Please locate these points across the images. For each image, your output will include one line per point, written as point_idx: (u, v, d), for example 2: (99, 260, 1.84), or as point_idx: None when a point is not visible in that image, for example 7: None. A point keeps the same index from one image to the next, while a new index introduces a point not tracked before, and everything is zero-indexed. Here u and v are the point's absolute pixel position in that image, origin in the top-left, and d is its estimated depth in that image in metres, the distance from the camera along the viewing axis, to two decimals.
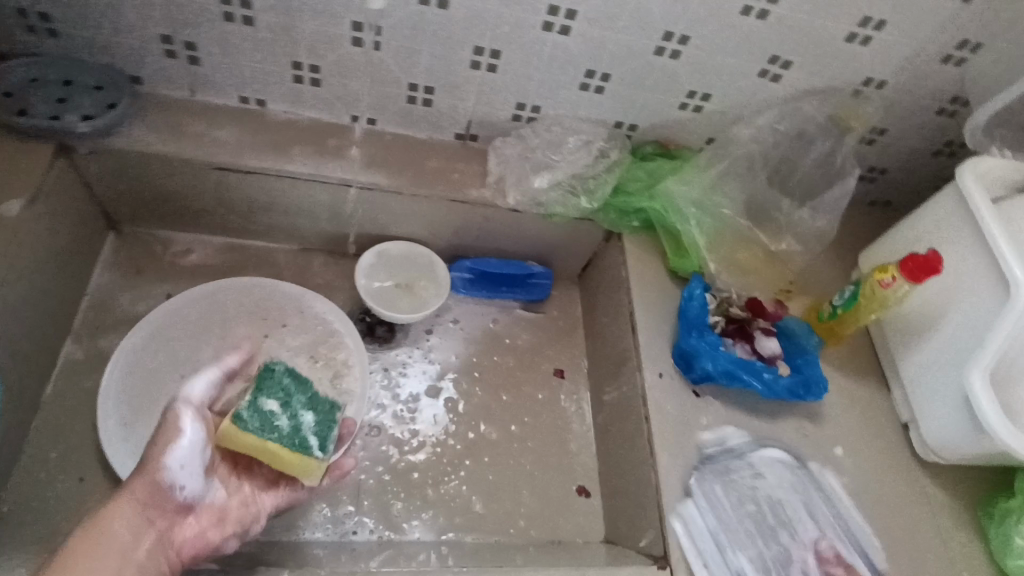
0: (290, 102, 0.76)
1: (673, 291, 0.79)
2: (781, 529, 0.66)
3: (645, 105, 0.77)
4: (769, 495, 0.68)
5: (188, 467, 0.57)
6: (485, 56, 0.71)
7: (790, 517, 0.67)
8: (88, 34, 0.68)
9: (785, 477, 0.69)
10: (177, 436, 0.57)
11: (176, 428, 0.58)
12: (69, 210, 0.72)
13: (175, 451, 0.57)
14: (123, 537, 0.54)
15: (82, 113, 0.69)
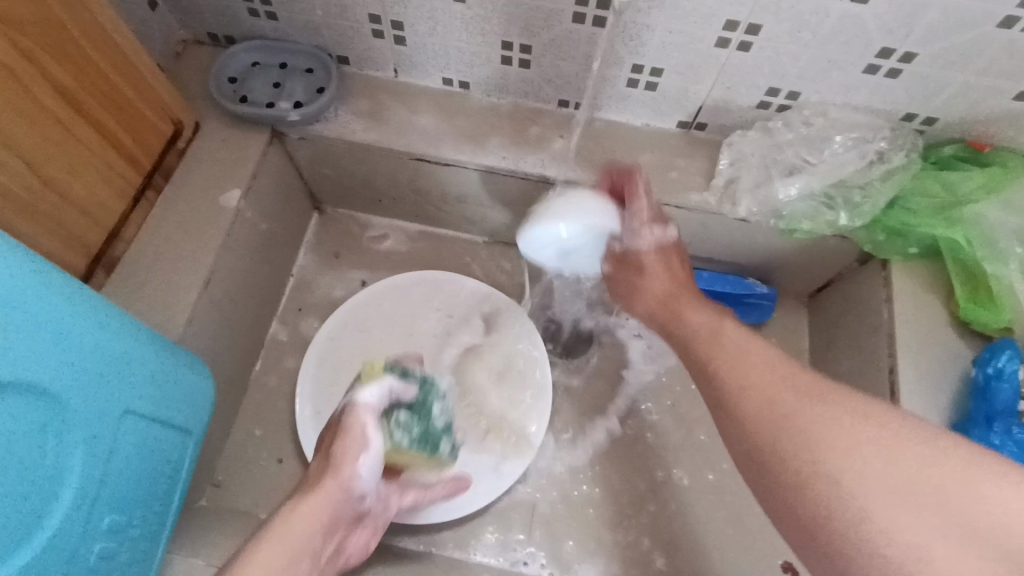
0: (494, 84, 0.68)
1: (958, 347, 0.59)
2: None
3: (960, 92, 0.56)
4: None
5: (373, 472, 0.49)
6: (739, 32, 0.55)
7: None
8: (301, 16, 0.65)
9: None
10: (362, 447, 0.48)
11: (358, 436, 0.48)
12: (280, 196, 0.73)
13: (364, 458, 0.48)
14: (314, 543, 0.46)
15: (295, 100, 0.67)
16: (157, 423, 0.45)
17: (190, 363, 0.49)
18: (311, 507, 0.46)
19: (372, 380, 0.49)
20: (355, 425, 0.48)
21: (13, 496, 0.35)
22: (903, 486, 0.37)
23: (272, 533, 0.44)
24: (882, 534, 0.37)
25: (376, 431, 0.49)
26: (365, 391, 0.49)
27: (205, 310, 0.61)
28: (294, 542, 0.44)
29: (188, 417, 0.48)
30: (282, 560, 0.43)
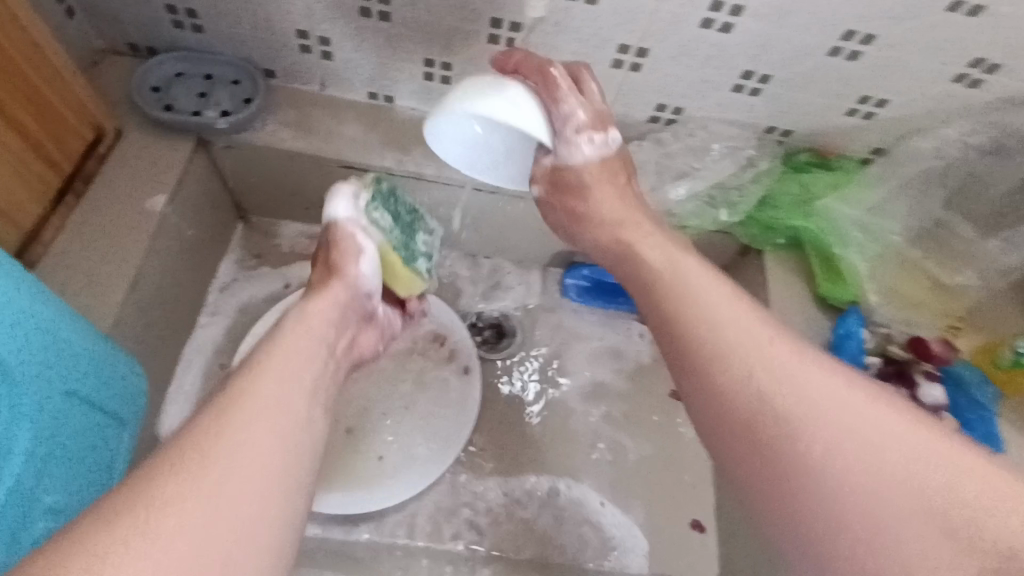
0: (417, 98, 0.74)
1: (821, 320, 0.70)
2: None
3: (807, 110, 0.68)
4: None
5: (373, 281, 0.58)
6: (630, 55, 0.64)
7: None
8: (228, 29, 0.68)
9: None
10: (357, 252, 0.57)
11: (352, 244, 0.57)
12: (205, 203, 0.73)
13: (364, 261, 0.57)
14: (325, 332, 0.51)
15: (221, 109, 0.69)
16: (92, 407, 0.49)
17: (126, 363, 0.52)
18: (320, 305, 0.54)
19: (337, 195, 0.58)
20: (343, 235, 0.57)
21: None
22: (892, 466, 0.39)
23: (279, 338, 0.49)
24: (882, 520, 0.37)
25: (365, 236, 0.58)
26: (336, 208, 0.57)
27: (130, 312, 0.61)
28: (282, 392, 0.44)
29: (125, 407, 0.52)
30: (301, 355, 0.48)
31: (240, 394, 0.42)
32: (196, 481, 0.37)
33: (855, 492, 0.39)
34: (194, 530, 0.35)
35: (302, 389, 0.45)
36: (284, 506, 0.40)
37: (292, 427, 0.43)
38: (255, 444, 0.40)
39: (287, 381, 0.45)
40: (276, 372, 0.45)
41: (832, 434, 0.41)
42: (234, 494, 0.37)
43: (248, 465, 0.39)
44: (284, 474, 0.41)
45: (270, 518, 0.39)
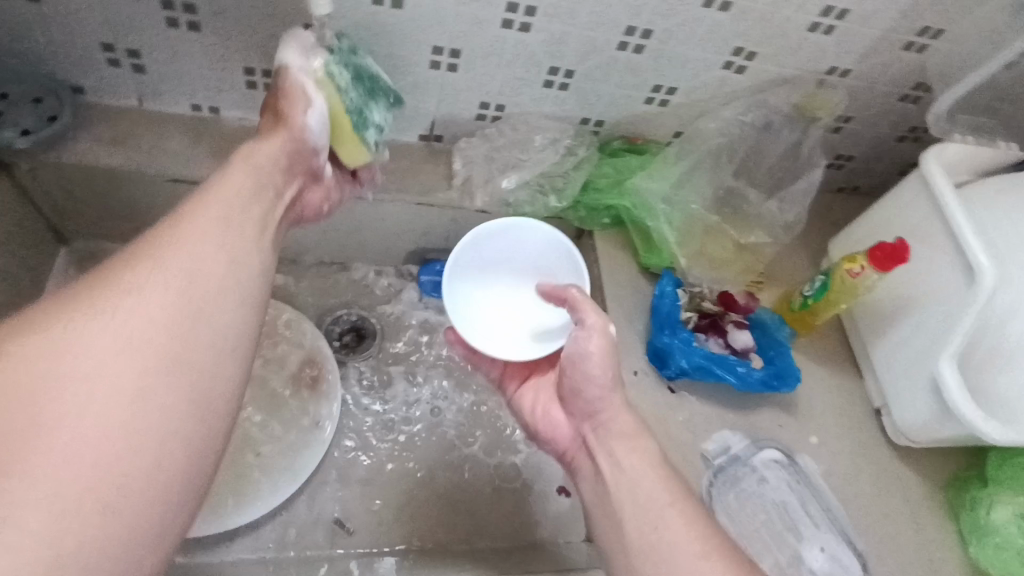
0: (244, 108, 0.74)
1: (644, 287, 0.79)
2: (776, 539, 0.67)
3: (611, 101, 0.76)
4: (775, 501, 0.69)
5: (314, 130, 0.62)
6: (444, 56, 0.69)
7: (773, 503, 0.69)
8: (21, 45, 0.65)
9: (771, 469, 0.71)
10: (307, 104, 0.62)
11: (302, 95, 0.61)
12: (13, 229, 0.69)
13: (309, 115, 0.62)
14: (243, 224, 0.52)
15: (22, 128, 0.65)
16: None
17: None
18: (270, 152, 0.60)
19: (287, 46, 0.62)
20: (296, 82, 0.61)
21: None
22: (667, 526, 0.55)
23: (189, 214, 0.50)
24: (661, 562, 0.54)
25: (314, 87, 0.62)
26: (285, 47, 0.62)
27: None
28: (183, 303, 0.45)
29: None
30: (218, 235, 0.50)
31: (145, 264, 0.45)
32: (97, 346, 0.40)
33: (665, 557, 0.54)
34: (94, 404, 0.38)
35: (214, 266, 0.48)
36: (194, 379, 0.43)
37: (199, 304, 0.46)
38: (156, 317, 0.43)
39: (197, 259, 0.47)
40: (183, 249, 0.47)
41: (648, 513, 0.57)
42: (136, 360, 0.41)
43: (147, 336, 0.42)
44: (190, 348, 0.44)
45: (179, 391, 0.42)
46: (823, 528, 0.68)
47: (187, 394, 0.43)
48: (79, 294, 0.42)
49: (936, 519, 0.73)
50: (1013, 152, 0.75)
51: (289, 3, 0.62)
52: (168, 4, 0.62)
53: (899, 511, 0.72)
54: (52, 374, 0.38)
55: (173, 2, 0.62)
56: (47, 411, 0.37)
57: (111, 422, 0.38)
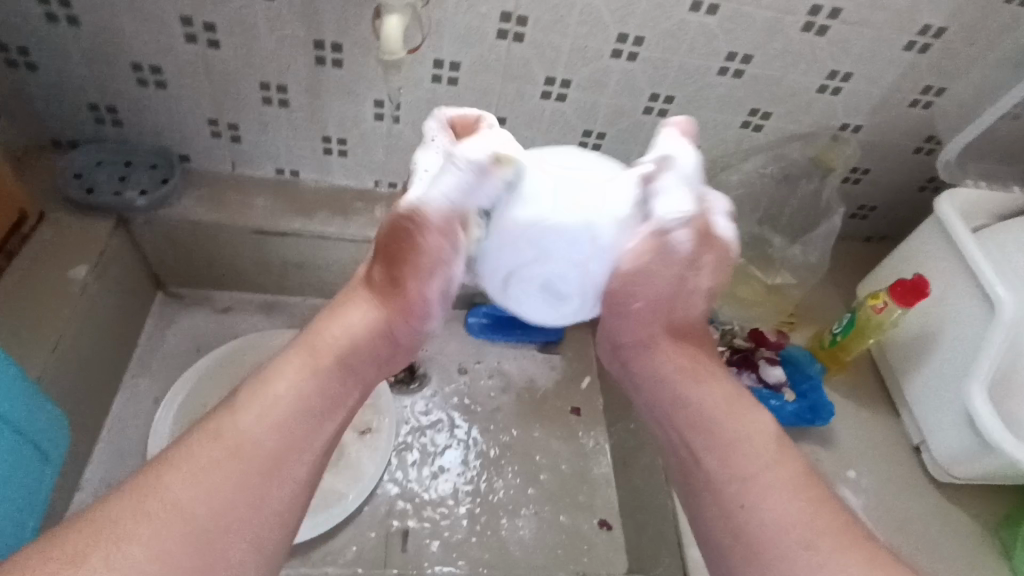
0: (319, 171, 0.85)
1: None
2: None
3: (640, 158, 0.85)
4: None
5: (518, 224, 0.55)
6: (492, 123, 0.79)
7: None
8: (145, 122, 0.78)
9: None
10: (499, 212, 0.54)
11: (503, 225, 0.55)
12: (123, 275, 0.80)
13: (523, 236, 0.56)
14: (369, 345, 0.52)
15: (141, 188, 0.78)
16: (41, 456, 0.60)
17: (61, 411, 0.64)
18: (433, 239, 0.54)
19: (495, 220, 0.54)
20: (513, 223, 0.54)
21: (14, 509, 0.57)
22: (763, 520, 0.49)
23: (306, 345, 0.50)
24: (773, 557, 0.47)
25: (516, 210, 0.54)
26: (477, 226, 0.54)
27: (53, 368, 0.67)
28: (289, 387, 0.47)
29: (53, 446, 0.61)
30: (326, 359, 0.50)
31: (223, 419, 0.45)
32: (213, 461, 0.43)
33: (772, 528, 0.48)
34: (210, 476, 0.42)
35: (303, 403, 0.48)
36: (263, 493, 0.43)
37: (291, 435, 0.46)
38: (242, 438, 0.44)
39: (285, 401, 0.47)
40: (285, 382, 0.48)
41: (769, 495, 0.50)
42: (211, 486, 0.42)
43: (248, 450, 0.44)
44: (277, 459, 0.45)
45: (263, 503, 0.43)
46: None
47: (290, 452, 0.45)
48: (218, 413, 0.46)
49: (986, 558, 0.72)
50: None
51: (363, 83, 0.74)
52: (265, 86, 0.75)
53: (944, 549, 0.72)
54: (161, 487, 0.41)
55: (270, 85, 0.75)
56: (156, 512, 0.40)
57: (168, 520, 0.40)
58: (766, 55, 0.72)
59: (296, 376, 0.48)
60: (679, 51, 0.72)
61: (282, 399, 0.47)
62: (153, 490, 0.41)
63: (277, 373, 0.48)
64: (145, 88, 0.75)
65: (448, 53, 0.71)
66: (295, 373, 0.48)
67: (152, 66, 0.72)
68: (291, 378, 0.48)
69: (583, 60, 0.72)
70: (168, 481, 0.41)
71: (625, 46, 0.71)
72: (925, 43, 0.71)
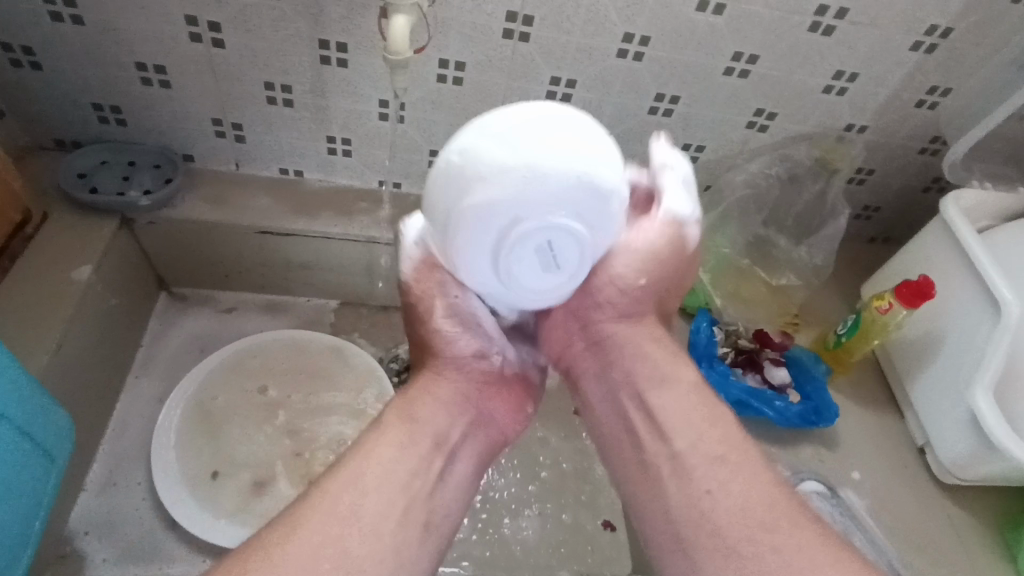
0: (324, 171, 0.85)
1: (681, 325, 0.85)
2: None
3: (645, 158, 0.84)
4: None
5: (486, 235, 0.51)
6: None
7: None
8: (149, 122, 0.78)
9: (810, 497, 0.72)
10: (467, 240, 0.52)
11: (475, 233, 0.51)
12: (126, 275, 0.80)
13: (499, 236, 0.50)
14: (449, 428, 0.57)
15: (144, 189, 0.78)
16: (47, 455, 0.61)
17: (66, 410, 0.64)
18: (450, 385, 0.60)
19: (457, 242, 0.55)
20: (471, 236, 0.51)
21: (20, 510, 0.57)
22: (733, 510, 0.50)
23: (396, 419, 0.55)
24: (747, 548, 0.48)
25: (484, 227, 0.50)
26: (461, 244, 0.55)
27: (57, 368, 0.67)
28: (392, 467, 0.51)
29: (58, 444, 0.62)
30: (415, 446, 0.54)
31: (340, 485, 0.49)
32: (328, 530, 0.46)
33: (745, 517, 0.49)
34: (335, 550, 0.45)
35: (403, 476, 0.51)
36: (384, 560, 0.47)
37: (397, 501, 0.50)
38: (363, 522, 0.47)
39: (385, 473, 0.51)
40: (381, 455, 0.52)
41: (744, 500, 0.51)
42: (329, 554, 0.45)
43: (361, 522, 0.47)
44: (388, 531, 0.48)
45: (379, 569, 0.46)
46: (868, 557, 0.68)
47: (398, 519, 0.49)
48: (321, 484, 0.49)
49: (990, 560, 0.72)
50: None
51: (368, 82, 0.74)
52: (270, 86, 0.75)
53: (948, 550, 0.72)
54: (276, 555, 0.44)
55: (274, 85, 0.74)
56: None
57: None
58: (772, 55, 0.72)
59: (385, 449, 0.52)
60: (685, 51, 0.71)
61: (383, 467, 0.51)
62: (269, 560, 0.43)
63: (377, 442, 0.53)
64: (149, 87, 0.74)
65: (453, 53, 0.71)
66: (383, 447, 0.52)
67: (157, 66, 0.72)
68: (379, 453, 0.52)
69: (589, 60, 0.72)
70: (277, 550, 0.44)
71: (631, 46, 0.71)
72: (931, 44, 0.71)
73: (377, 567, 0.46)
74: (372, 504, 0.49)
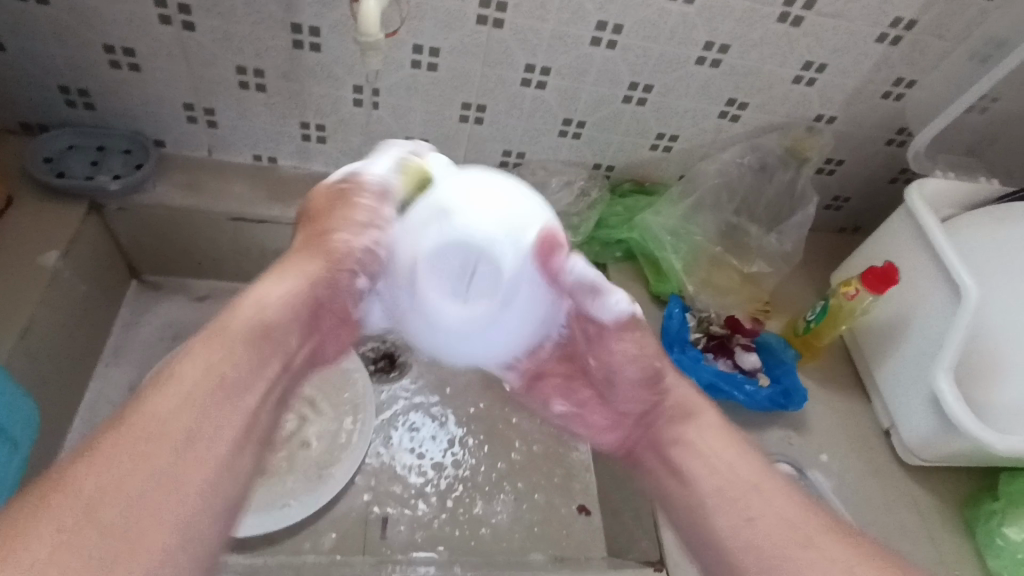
0: (299, 157, 0.85)
1: (655, 312, 0.86)
2: None
3: (620, 147, 0.85)
4: None
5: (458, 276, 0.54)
6: (472, 110, 0.79)
7: None
8: (119, 106, 0.77)
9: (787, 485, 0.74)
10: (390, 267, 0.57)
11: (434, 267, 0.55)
12: (96, 262, 0.79)
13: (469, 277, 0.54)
14: (280, 318, 0.54)
15: (114, 174, 0.77)
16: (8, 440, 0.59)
17: (29, 394, 0.62)
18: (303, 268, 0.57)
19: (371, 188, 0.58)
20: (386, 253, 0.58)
21: None
22: (767, 527, 0.53)
23: (215, 330, 0.50)
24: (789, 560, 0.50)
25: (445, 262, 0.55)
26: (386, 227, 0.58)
27: (24, 354, 0.66)
28: (199, 362, 0.47)
29: (19, 429, 0.60)
30: (212, 342, 0.49)
31: (144, 407, 0.44)
32: (134, 442, 0.41)
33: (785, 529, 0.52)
34: (124, 463, 0.41)
35: (216, 385, 0.47)
36: (198, 452, 0.44)
37: (211, 406, 0.46)
38: (170, 412, 0.44)
39: (199, 372, 0.47)
40: (175, 372, 0.46)
41: (724, 499, 0.56)
42: (139, 470, 0.41)
43: (165, 421, 0.43)
44: (195, 421, 0.45)
45: (193, 466, 0.43)
46: None
47: (206, 413, 0.46)
48: (117, 417, 0.43)
49: (951, 538, 0.74)
50: (995, 186, 0.81)
51: (342, 68, 0.74)
52: (242, 70, 0.74)
53: (911, 529, 0.74)
54: (83, 498, 0.38)
55: (247, 69, 0.74)
56: (65, 513, 0.37)
57: (101, 517, 0.38)
58: (743, 45, 0.73)
59: (188, 362, 0.47)
60: (657, 40, 0.72)
61: (182, 374, 0.46)
62: (62, 497, 0.38)
63: (169, 371, 0.46)
64: (118, 70, 0.73)
65: (428, 39, 0.71)
66: (185, 361, 0.47)
67: (125, 48, 0.71)
68: (181, 371, 0.46)
69: (563, 47, 0.73)
70: (82, 484, 0.39)
71: (605, 34, 0.72)
72: (896, 36, 0.73)
73: (201, 471, 0.43)
74: (188, 412, 0.45)
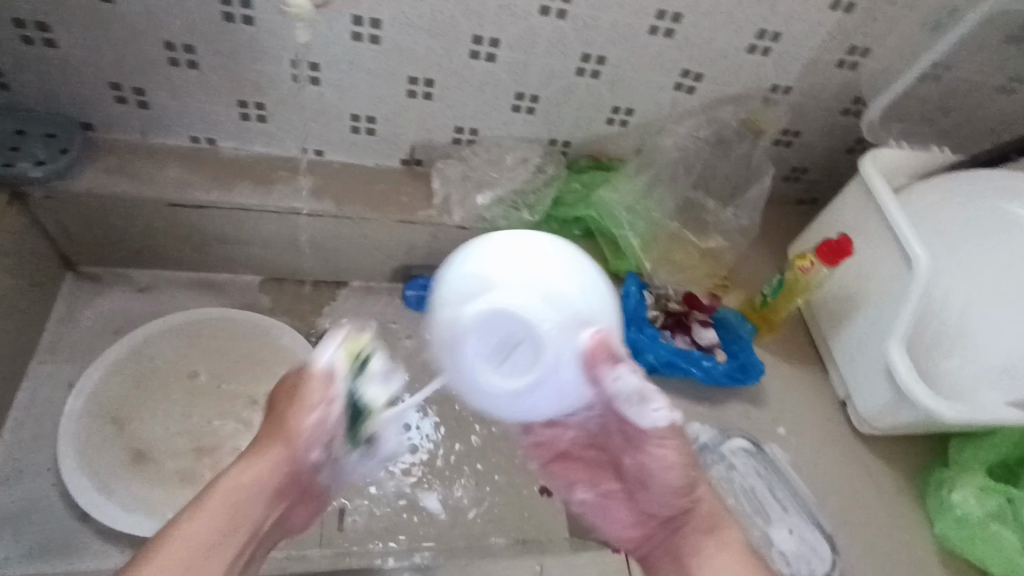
0: (239, 139, 0.81)
1: (614, 291, 0.85)
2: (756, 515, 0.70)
3: (575, 122, 0.83)
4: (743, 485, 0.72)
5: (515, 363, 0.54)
6: (420, 85, 0.76)
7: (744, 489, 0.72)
8: (38, 86, 0.72)
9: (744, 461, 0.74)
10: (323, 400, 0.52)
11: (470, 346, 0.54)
12: (23, 254, 0.74)
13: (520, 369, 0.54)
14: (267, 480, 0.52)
15: (36, 159, 0.72)
16: None
17: None
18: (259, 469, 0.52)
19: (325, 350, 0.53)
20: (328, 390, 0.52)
21: None
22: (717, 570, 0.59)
23: (227, 494, 0.51)
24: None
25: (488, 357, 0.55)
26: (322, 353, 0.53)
27: None
28: (239, 506, 0.51)
29: None
30: (218, 513, 0.50)
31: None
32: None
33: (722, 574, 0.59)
34: None
35: (218, 532, 0.49)
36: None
37: (224, 544, 0.49)
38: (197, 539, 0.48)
39: (223, 510, 0.50)
40: (189, 526, 0.48)
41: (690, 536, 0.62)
42: None
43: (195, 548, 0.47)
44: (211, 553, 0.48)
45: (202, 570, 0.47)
46: (789, 511, 0.71)
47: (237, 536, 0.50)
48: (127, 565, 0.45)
49: (903, 504, 0.76)
50: (947, 155, 0.81)
51: (277, 42, 0.70)
52: (171, 46, 0.69)
53: (865, 497, 0.75)
54: None
55: (176, 44, 0.69)
56: None
57: None
58: (695, 13, 0.71)
59: (193, 521, 0.48)
60: (607, 9, 0.70)
61: (193, 533, 0.48)
62: None
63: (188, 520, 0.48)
64: (33, 46, 0.68)
65: (368, 10, 0.68)
66: (196, 514, 0.49)
67: (38, 22, 0.66)
68: (190, 522, 0.48)
69: (510, 17, 0.70)
70: None
71: (553, 3, 0.69)
72: (849, 2, 0.72)
73: None
74: (206, 539, 0.48)
